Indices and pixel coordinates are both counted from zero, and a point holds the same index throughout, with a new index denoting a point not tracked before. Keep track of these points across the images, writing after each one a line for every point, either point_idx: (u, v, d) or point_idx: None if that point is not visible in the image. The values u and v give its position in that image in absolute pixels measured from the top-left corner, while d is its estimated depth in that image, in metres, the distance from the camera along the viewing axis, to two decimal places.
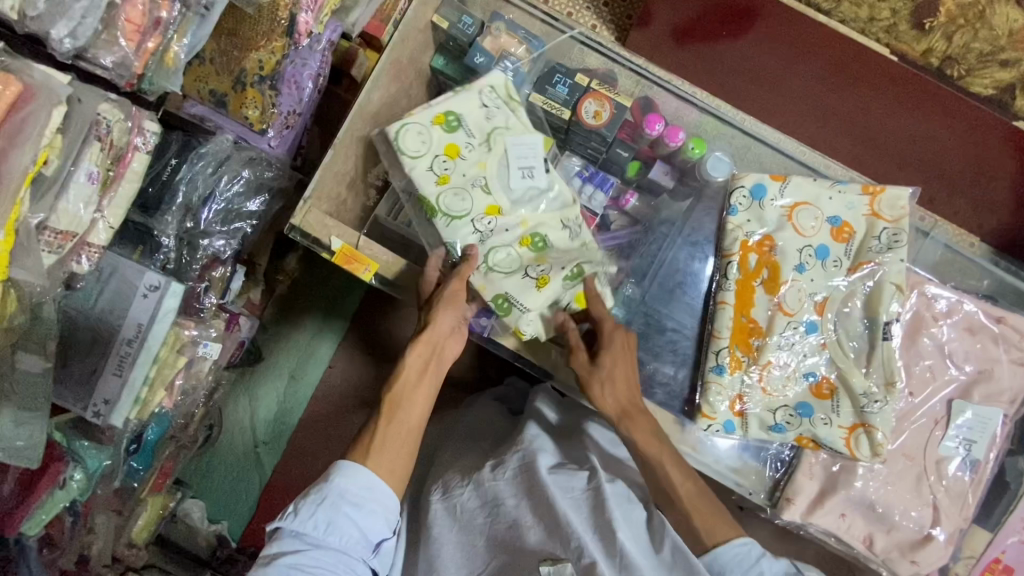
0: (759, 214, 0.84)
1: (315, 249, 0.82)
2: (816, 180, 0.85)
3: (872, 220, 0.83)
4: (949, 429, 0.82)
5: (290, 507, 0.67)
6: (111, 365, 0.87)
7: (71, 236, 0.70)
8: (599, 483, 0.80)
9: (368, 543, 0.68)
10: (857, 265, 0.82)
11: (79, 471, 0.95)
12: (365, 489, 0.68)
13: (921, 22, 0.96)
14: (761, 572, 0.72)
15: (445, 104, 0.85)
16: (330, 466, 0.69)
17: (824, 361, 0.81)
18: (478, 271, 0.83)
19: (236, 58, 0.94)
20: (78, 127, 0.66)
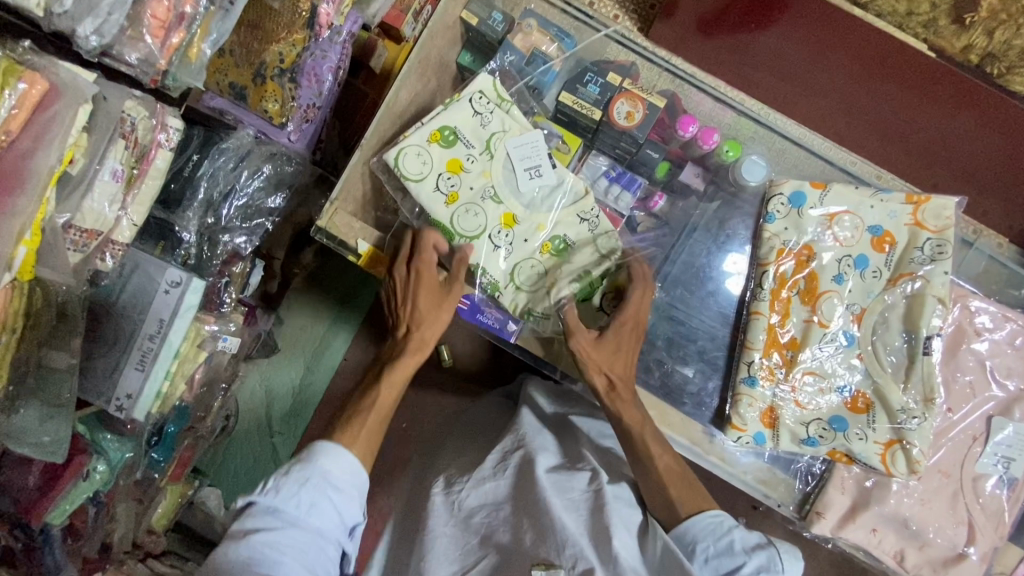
0: (797, 222, 0.84)
1: (341, 252, 0.82)
2: (856, 188, 0.84)
3: (915, 229, 0.81)
4: (987, 446, 0.81)
5: (269, 484, 0.66)
6: (132, 360, 0.87)
7: (96, 235, 0.70)
8: (601, 485, 0.78)
9: (345, 528, 0.67)
10: (897, 277, 0.81)
11: (102, 463, 0.95)
12: (348, 473, 0.69)
13: (961, 18, 0.91)
14: (733, 542, 0.71)
15: (437, 120, 0.84)
16: (313, 447, 0.69)
17: (859, 374, 0.81)
18: (506, 289, 0.83)
19: (257, 51, 0.91)
20: (105, 126, 0.65)
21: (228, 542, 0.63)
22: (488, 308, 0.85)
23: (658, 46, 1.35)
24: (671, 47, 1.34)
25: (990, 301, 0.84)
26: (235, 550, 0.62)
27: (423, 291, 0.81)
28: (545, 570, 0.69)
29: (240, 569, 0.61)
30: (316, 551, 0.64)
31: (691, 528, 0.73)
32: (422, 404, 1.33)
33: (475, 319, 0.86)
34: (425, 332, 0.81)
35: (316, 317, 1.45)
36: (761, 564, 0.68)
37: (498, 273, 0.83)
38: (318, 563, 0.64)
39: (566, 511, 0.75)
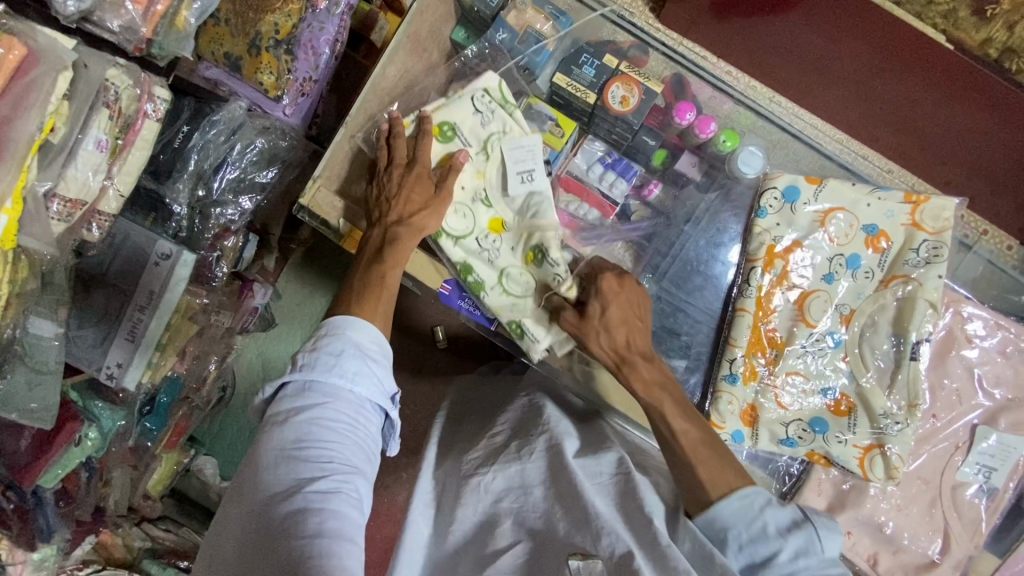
0: (790, 218, 0.82)
1: (323, 230, 0.83)
2: (855, 185, 0.82)
3: (911, 230, 0.79)
4: (970, 455, 0.80)
5: (302, 361, 0.65)
6: (123, 331, 0.88)
7: (80, 205, 0.70)
8: (630, 468, 0.77)
9: (384, 399, 0.68)
10: (890, 279, 0.79)
11: (93, 430, 0.96)
12: (378, 344, 0.69)
13: (983, 10, 0.87)
14: (766, 525, 0.66)
15: (438, 113, 0.82)
16: (340, 322, 0.68)
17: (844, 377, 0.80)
18: (494, 293, 0.83)
19: (252, 20, 0.90)
20: (86, 94, 0.64)
21: (273, 425, 0.62)
22: (470, 293, 0.85)
23: (669, 28, 1.31)
24: (682, 31, 1.30)
25: (984, 307, 0.82)
26: (281, 436, 0.61)
27: (421, 182, 0.79)
28: (582, 560, 0.66)
29: (290, 451, 0.60)
30: (360, 420, 0.65)
31: (720, 516, 0.67)
32: (413, 385, 1.33)
33: (455, 304, 0.85)
34: (417, 219, 0.77)
35: (313, 292, 1.45)
36: (799, 547, 0.64)
37: (487, 276, 0.83)
38: (364, 436, 0.65)
39: (597, 495, 0.73)
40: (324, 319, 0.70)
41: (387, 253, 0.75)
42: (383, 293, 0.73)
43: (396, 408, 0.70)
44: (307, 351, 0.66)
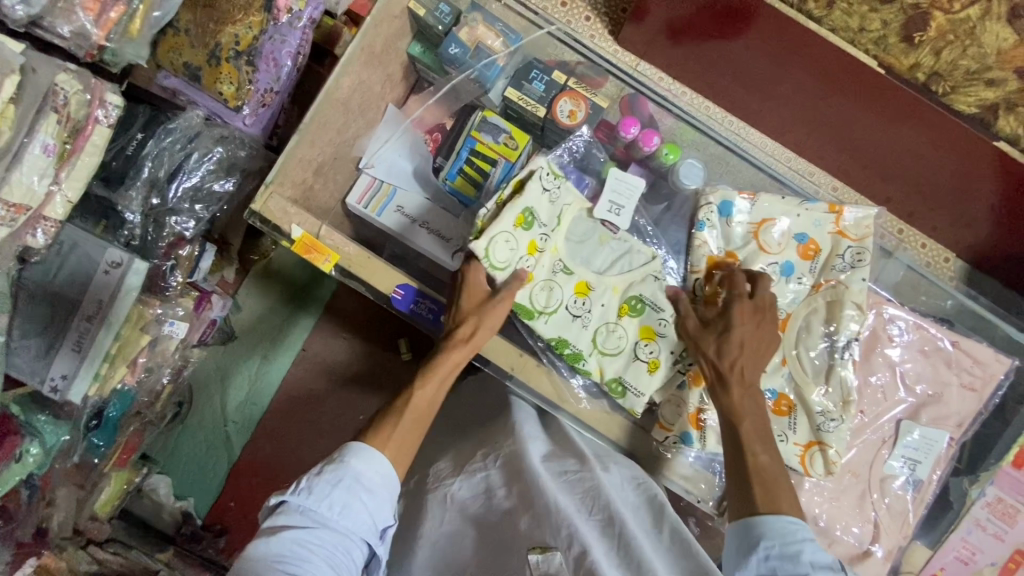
0: (725, 231, 0.86)
1: (275, 237, 0.78)
2: (783, 198, 0.87)
3: (837, 238, 0.85)
4: (895, 449, 0.85)
5: (303, 482, 0.65)
6: (69, 342, 0.86)
7: (24, 210, 0.68)
8: (595, 470, 0.78)
9: (376, 530, 0.67)
10: (820, 283, 0.85)
11: (36, 446, 0.91)
12: (381, 476, 0.68)
13: (910, 36, 0.91)
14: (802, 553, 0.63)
15: (518, 202, 0.80)
16: (347, 446, 0.69)
17: (787, 379, 0.82)
18: (592, 354, 0.83)
19: (212, 31, 0.91)
20: (33, 98, 0.64)
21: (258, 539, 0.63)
22: (427, 300, 0.80)
23: (626, 50, 1.37)
24: (639, 53, 1.36)
25: (906, 310, 0.87)
26: (263, 550, 0.62)
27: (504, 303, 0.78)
28: (541, 554, 0.65)
29: (270, 565, 0.61)
30: (342, 551, 0.64)
31: (761, 524, 0.66)
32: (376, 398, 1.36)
33: (409, 310, 0.80)
34: (462, 330, 0.76)
35: (275, 304, 1.44)
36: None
37: (582, 343, 0.83)
38: (348, 560, 0.64)
39: (561, 491, 0.75)
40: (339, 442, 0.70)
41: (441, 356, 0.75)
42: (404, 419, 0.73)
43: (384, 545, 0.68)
44: (309, 472, 0.67)
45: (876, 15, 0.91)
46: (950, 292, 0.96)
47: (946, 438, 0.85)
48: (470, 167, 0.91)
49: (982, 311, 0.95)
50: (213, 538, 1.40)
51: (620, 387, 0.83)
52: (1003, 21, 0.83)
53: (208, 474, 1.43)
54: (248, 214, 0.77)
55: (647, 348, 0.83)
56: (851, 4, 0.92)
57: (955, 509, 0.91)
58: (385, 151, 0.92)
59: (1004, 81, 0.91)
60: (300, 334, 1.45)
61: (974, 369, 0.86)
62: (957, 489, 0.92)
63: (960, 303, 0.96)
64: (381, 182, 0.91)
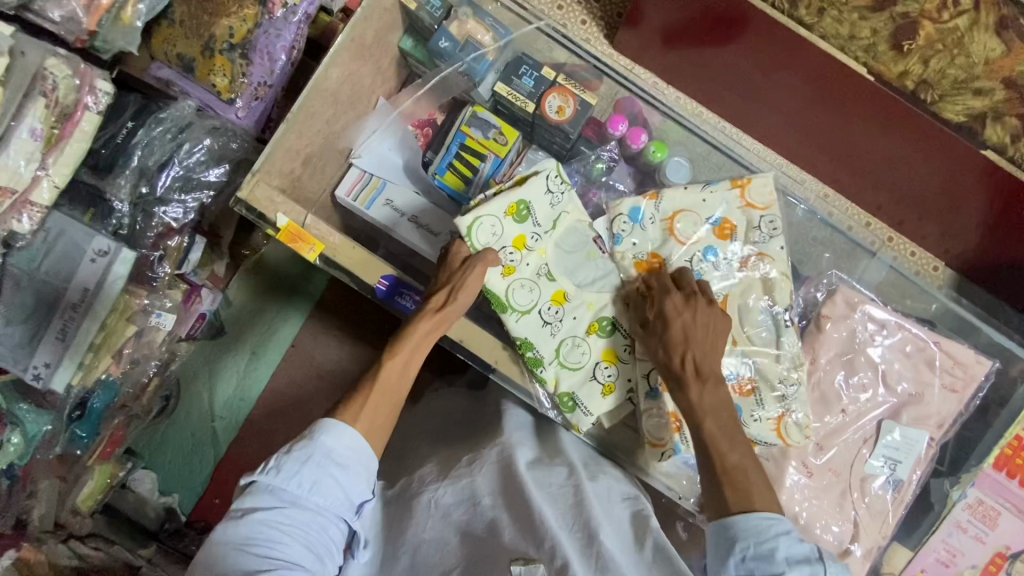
0: (642, 234, 0.87)
1: (260, 226, 0.78)
2: (687, 188, 0.88)
3: (748, 211, 0.86)
4: (875, 448, 0.86)
5: (271, 462, 0.66)
6: (53, 330, 0.86)
7: (9, 193, 0.69)
8: (580, 480, 0.78)
9: (350, 504, 0.67)
10: (748, 258, 0.86)
11: (17, 434, 0.96)
12: (353, 452, 0.68)
13: (900, 44, 0.91)
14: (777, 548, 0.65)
15: (515, 192, 0.83)
16: (318, 424, 0.68)
17: (745, 362, 0.83)
18: (550, 363, 0.84)
19: (206, 23, 0.93)
20: (20, 80, 0.64)
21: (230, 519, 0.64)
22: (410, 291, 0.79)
23: (622, 55, 1.38)
24: (634, 57, 1.37)
25: (886, 308, 0.88)
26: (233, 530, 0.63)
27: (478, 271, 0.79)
28: (524, 566, 0.68)
29: (241, 545, 0.63)
30: (316, 527, 0.65)
31: (736, 523, 0.68)
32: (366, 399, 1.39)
33: (392, 301, 0.80)
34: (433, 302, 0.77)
35: (264, 298, 1.43)
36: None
37: (546, 350, 0.83)
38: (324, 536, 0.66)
39: (547, 502, 0.75)
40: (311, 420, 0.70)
41: (411, 324, 0.75)
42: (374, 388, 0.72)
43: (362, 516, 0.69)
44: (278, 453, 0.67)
45: (865, 23, 0.91)
46: (932, 296, 0.96)
47: (925, 438, 0.86)
48: (459, 162, 0.91)
49: (965, 315, 0.95)
50: (197, 535, 1.37)
51: (569, 400, 0.84)
52: (992, 31, 0.83)
53: (193, 470, 1.42)
54: (234, 197, 0.77)
55: (604, 372, 0.84)
56: (842, 11, 0.92)
57: (936, 511, 0.92)
58: (374, 143, 0.93)
59: (993, 91, 0.90)
60: (290, 330, 1.45)
61: (955, 370, 0.87)
62: (938, 490, 0.93)
63: (944, 306, 0.97)
64: (371, 176, 0.91)
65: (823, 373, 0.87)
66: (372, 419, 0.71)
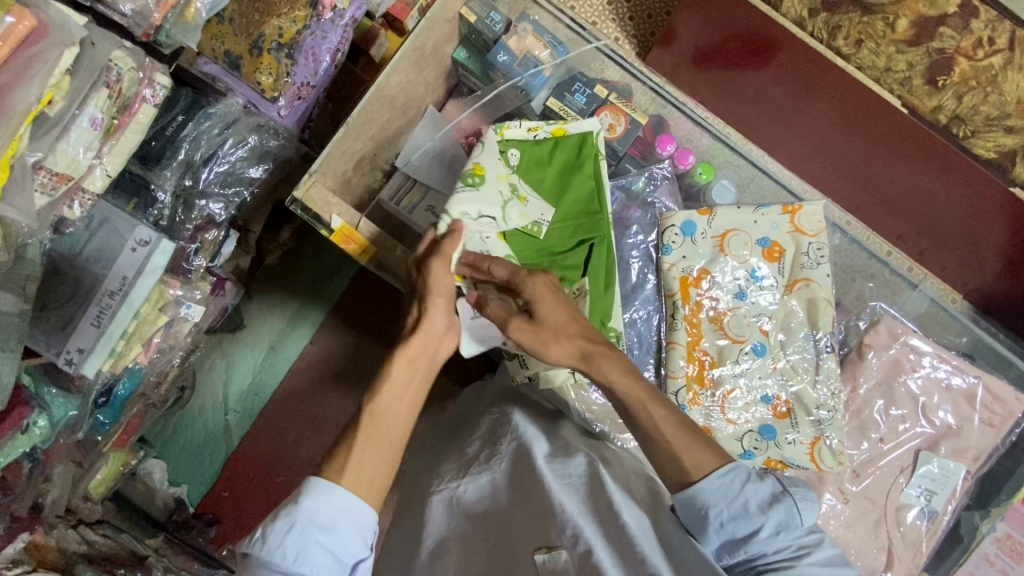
0: (692, 249, 0.92)
1: (314, 225, 0.80)
2: (740, 208, 0.93)
3: (796, 236, 0.91)
4: (912, 479, 0.91)
5: (255, 532, 0.60)
6: (89, 316, 0.86)
7: (66, 179, 0.69)
8: (598, 467, 0.75)
9: (344, 567, 0.60)
10: (793, 283, 0.91)
11: (43, 418, 0.90)
12: (337, 512, 0.60)
13: (934, 80, 0.95)
14: (748, 499, 0.65)
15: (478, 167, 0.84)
16: (299, 485, 0.62)
17: (784, 385, 0.90)
18: None
19: (257, 22, 0.93)
20: (90, 71, 0.65)
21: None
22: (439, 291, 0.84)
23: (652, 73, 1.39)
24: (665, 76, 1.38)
25: (928, 341, 0.93)
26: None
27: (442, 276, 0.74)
28: (546, 552, 0.67)
29: None
30: None
31: (701, 495, 0.65)
32: None
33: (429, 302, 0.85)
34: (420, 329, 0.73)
35: (288, 294, 1.44)
36: (781, 523, 0.64)
37: None
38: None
39: (565, 494, 0.72)
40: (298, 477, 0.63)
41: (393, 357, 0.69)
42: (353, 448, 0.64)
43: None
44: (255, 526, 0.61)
45: (902, 56, 0.94)
46: (966, 328, 0.99)
47: (963, 471, 0.91)
48: None
49: (1000, 348, 0.98)
50: (205, 526, 1.37)
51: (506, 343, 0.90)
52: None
53: (203, 462, 1.42)
54: (290, 196, 0.78)
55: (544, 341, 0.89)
56: (878, 44, 0.96)
57: (965, 543, 0.95)
58: (426, 148, 0.94)
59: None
60: (310, 327, 1.45)
61: (995, 406, 0.91)
62: (968, 523, 0.95)
63: (976, 339, 0.99)
64: (414, 183, 0.93)
65: (863, 400, 0.92)
66: (362, 454, 0.64)
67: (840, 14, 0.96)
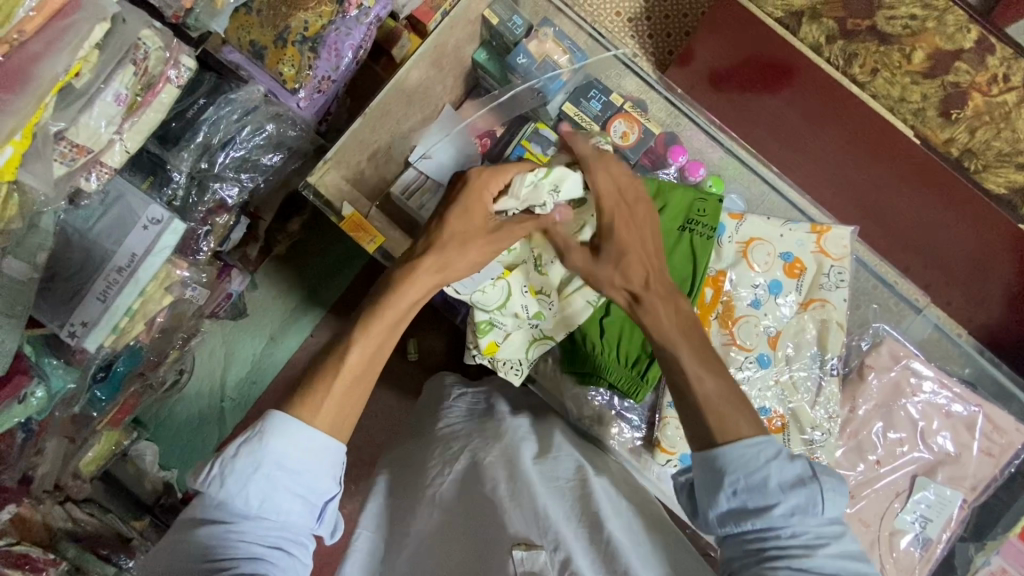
0: (717, 250, 0.92)
1: (325, 211, 0.87)
2: (769, 219, 0.93)
3: (819, 256, 0.92)
4: (907, 503, 0.90)
5: (213, 472, 0.60)
6: (95, 290, 0.87)
7: (85, 151, 0.71)
8: (586, 476, 0.76)
9: (312, 507, 0.62)
10: (809, 302, 0.92)
11: (41, 388, 0.88)
12: (301, 450, 0.62)
13: (948, 112, 0.97)
14: (768, 475, 0.62)
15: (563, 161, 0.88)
16: (262, 422, 0.62)
17: (782, 401, 0.90)
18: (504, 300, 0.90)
19: (284, 15, 0.96)
20: (118, 48, 0.67)
21: (177, 537, 0.60)
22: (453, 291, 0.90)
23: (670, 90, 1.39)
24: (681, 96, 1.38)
25: (931, 366, 0.93)
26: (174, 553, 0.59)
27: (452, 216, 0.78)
28: (526, 550, 0.58)
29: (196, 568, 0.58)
30: (278, 537, 0.60)
31: (723, 454, 0.64)
32: (378, 395, 1.39)
33: None
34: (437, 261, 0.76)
35: (291, 286, 1.44)
36: (799, 504, 0.60)
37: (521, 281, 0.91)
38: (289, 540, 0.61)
39: (551, 497, 0.70)
40: (262, 413, 0.63)
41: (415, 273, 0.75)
42: (335, 387, 0.66)
43: (328, 512, 0.64)
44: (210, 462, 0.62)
45: (917, 87, 0.97)
46: (970, 358, 0.99)
47: (960, 500, 0.90)
48: None
49: (1003, 380, 0.98)
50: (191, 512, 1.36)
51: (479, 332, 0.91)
52: None
53: (196, 447, 1.42)
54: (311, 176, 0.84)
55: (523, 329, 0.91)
56: (894, 74, 0.98)
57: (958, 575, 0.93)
58: (441, 146, 0.93)
59: None
60: (311, 320, 1.45)
61: (995, 435, 0.91)
62: (963, 554, 0.94)
63: (978, 369, 0.99)
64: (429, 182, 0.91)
65: (861, 421, 0.92)
66: (340, 399, 0.66)
67: (856, 42, 0.99)
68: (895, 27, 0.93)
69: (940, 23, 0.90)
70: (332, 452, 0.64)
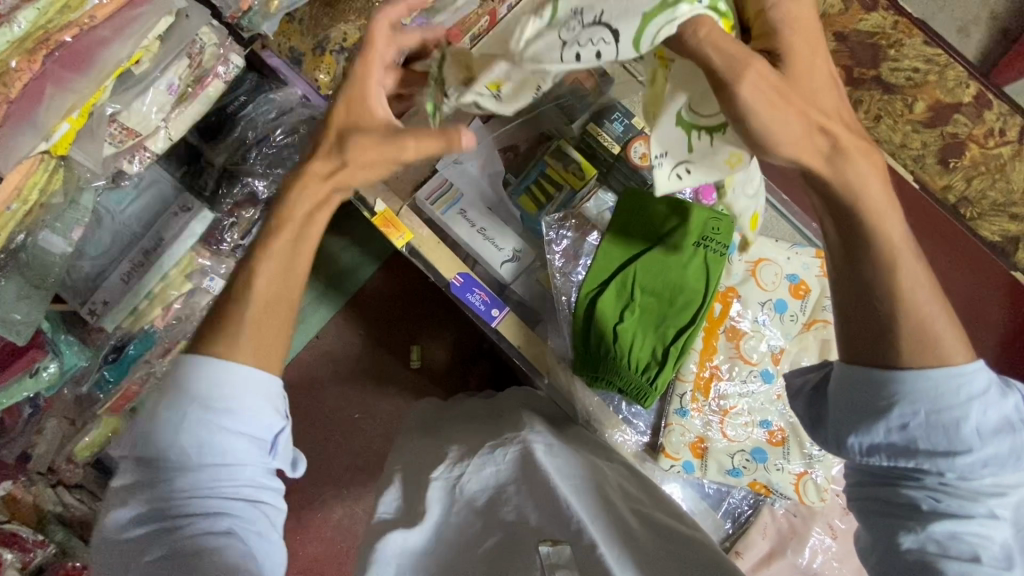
0: (728, 268, 0.97)
1: (359, 207, 0.94)
2: (776, 242, 0.98)
3: (822, 280, 0.97)
4: None
5: (146, 428, 0.57)
6: (121, 271, 0.91)
7: (134, 135, 0.75)
8: (603, 479, 0.76)
9: (260, 442, 0.59)
10: (812, 322, 0.96)
11: (54, 364, 0.90)
12: (225, 388, 0.57)
13: (946, 160, 1.03)
14: (966, 415, 0.56)
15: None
16: (181, 366, 0.58)
17: (782, 415, 0.94)
18: None
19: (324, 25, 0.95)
20: (179, 40, 0.72)
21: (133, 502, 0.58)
22: (479, 289, 0.92)
23: None
24: None
25: None
26: (135, 530, 0.57)
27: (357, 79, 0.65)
28: (550, 546, 0.60)
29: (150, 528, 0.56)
30: (227, 480, 0.57)
31: (911, 380, 0.57)
32: (382, 397, 1.41)
33: (464, 297, 0.92)
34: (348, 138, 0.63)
35: None
36: (992, 455, 0.56)
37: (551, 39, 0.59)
38: (246, 492, 0.58)
39: (572, 496, 0.71)
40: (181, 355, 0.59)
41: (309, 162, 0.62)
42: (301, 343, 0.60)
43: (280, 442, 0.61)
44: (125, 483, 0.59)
45: (918, 135, 1.02)
46: None
47: None
48: (536, 187, 1.00)
49: None
50: None
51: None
52: None
53: None
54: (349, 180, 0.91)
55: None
56: (895, 122, 1.03)
57: None
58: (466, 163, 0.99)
59: None
60: None
61: None
62: None
63: None
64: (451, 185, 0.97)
65: None
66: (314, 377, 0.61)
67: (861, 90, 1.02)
68: (898, 78, 0.99)
69: (940, 77, 0.96)
70: (236, 412, 0.57)
